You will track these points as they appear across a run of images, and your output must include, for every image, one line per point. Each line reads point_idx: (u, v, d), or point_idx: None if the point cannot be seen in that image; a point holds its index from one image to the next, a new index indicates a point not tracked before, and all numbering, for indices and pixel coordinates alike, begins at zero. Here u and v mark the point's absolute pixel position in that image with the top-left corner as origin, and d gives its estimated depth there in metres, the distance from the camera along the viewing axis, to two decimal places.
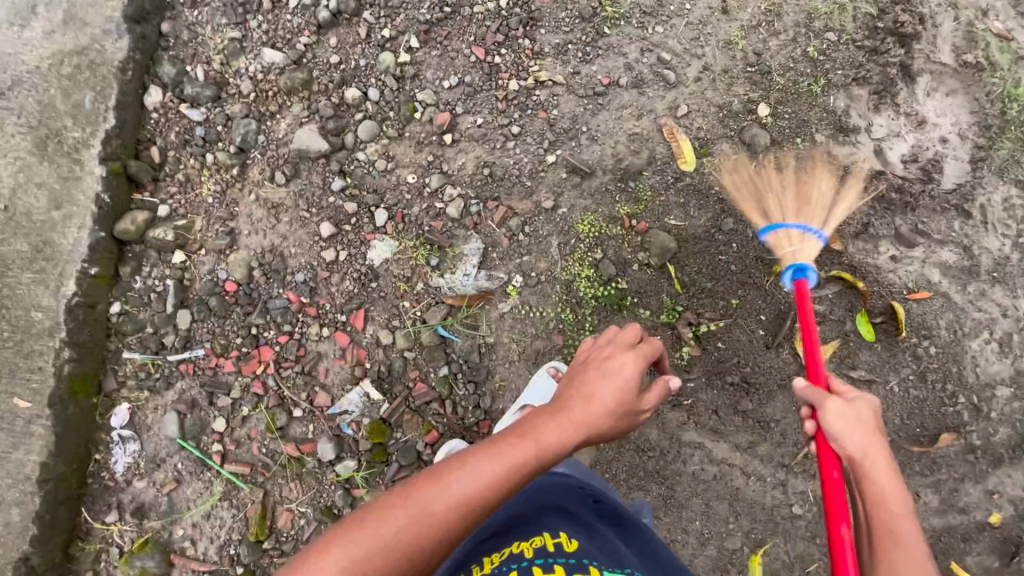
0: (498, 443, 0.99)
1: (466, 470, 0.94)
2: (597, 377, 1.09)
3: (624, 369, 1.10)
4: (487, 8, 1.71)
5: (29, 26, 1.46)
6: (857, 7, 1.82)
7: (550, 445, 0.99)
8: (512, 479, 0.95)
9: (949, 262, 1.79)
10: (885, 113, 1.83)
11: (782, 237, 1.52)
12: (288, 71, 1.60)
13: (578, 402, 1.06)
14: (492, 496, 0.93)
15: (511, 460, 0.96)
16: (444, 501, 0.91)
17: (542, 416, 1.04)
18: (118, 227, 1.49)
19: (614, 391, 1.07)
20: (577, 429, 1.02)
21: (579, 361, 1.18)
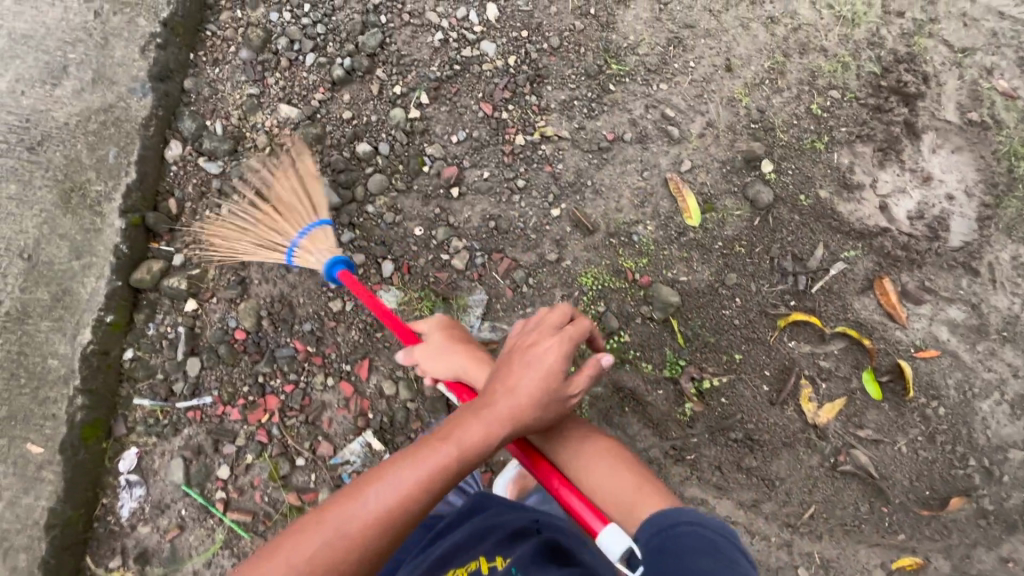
0: (418, 447, 1.01)
1: (384, 480, 0.96)
2: (521, 369, 1.14)
3: (547, 357, 1.15)
4: (496, 65, 1.76)
5: (60, 85, 1.53)
6: (860, 66, 1.85)
7: (471, 442, 1.03)
8: (436, 479, 0.98)
9: (956, 320, 1.78)
10: (891, 169, 1.84)
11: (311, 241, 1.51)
12: (303, 127, 1.66)
13: (502, 395, 1.10)
14: (415, 502, 0.96)
15: (432, 462, 0.99)
16: (364, 514, 0.93)
17: (466, 414, 1.07)
18: (135, 277, 1.54)
19: (537, 379, 1.13)
20: (502, 420, 1.07)
21: (507, 351, 1.23)
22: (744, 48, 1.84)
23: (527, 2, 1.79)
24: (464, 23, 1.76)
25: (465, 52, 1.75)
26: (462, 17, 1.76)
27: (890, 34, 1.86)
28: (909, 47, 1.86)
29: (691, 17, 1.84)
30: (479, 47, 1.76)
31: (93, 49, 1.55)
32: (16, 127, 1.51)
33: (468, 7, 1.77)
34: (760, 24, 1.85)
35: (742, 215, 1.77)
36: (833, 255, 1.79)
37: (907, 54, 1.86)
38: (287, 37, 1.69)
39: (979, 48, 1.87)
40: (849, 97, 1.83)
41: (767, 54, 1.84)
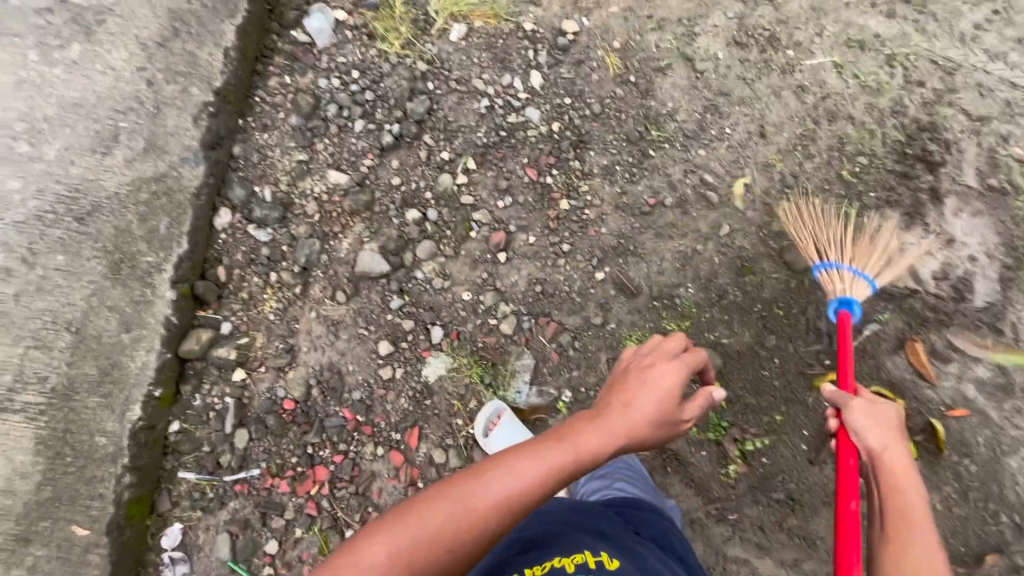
0: (538, 444, 1.01)
1: (506, 466, 0.95)
2: (636, 387, 1.17)
3: (663, 379, 1.18)
4: (540, 131, 1.80)
5: (111, 154, 1.52)
6: (885, 133, 1.93)
7: (590, 445, 1.03)
8: (556, 476, 0.97)
9: (984, 378, 1.84)
10: (916, 232, 1.90)
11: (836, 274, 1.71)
12: (352, 193, 1.66)
13: (618, 407, 1.13)
14: (534, 494, 0.94)
15: (555, 459, 0.98)
16: (485, 496, 0.91)
17: (584, 421, 1.09)
18: (183, 348, 1.52)
19: (654, 401, 1.15)
20: (618, 433, 1.09)
21: (618, 371, 1.27)
22: (777, 115, 1.91)
23: (570, 70, 1.85)
24: (509, 90, 1.81)
25: (512, 119, 1.79)
26: (507, 85, 1.80)
27: (912, 102, 1.96)
28: (930, 115, 1.95)
29: (726, 85, 1.91)
30: (524, 114, 1.80)
31: (145, 118, 1.54)
32: (64, 198, 1.49)
33: (513, 74, 1.82)
34: (791, 92, 1.93)
35: (780, 278, 1.82)
36: (865, 316, 1.85)
37: (928, 122, 1.95)
38: (337, 104, 1.71)
39: (995, 116, 1.97)
40: (876, 162, 1.91)
41: (798, 121, 1.91)
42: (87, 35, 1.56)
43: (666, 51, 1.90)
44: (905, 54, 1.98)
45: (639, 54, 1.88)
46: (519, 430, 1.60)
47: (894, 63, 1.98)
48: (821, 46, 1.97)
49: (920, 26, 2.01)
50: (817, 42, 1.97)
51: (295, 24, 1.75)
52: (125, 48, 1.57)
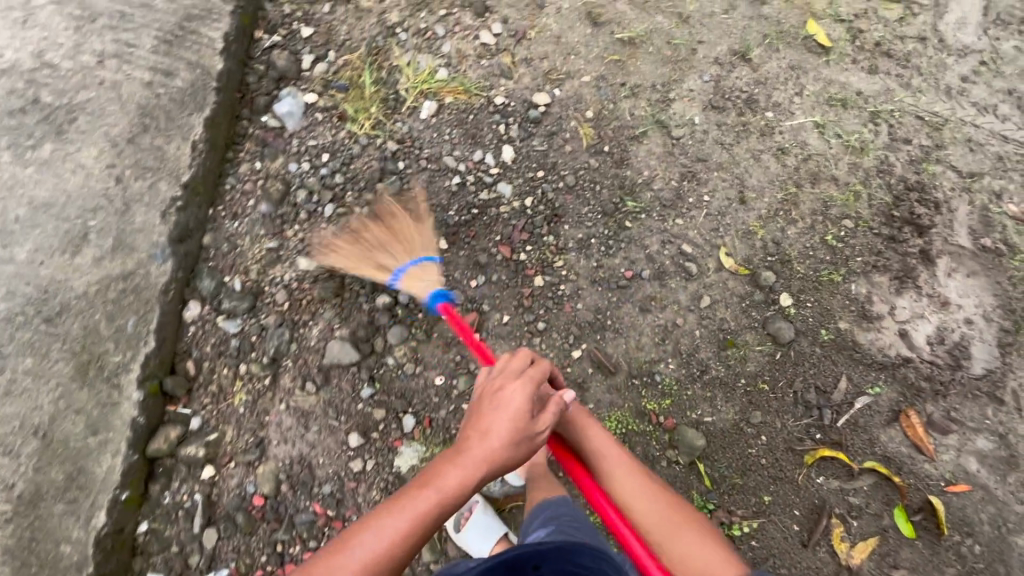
0: (398, 499, 1.03)
1: (371, 529, 1.00)
2: (489, 412, 1.11)
3: (514, 400, 1.12)
4: (513, 207, 1.77)
5: (80, 253, 1.53)
6: (871, 194, 1.87)
7: (451, 486, 1.04)
8: (415, 530, 1.00)
9: (985, 451, 1.76)
10: (908, 295, 1.82)
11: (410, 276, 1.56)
12: (322, 280, 1.65)
13: (474, 438, 1.09)
14: (397, 551, 0.99)
15: (411, 511, 1.01)
16: (346, 569, 0.96)
17: (442, 461, 1.07)
18: (152, 447, 1.51)
19: (509, 422, 1.10)
20: (475, 467, 1.06)
21: (476, 396, 1.20)
22: (757, 179, 1.86)
23: (542, 142, 1.82)
24: (480, 166, 1.79)
25: (483, 196, 1.77)
26: (478, 160, 1.78)
27: (898, 161, 1.90)
28: (918, 174, 1.89)
29: (703, 151, 1.87)
30: (496, 190, 1.78)
31: (113, 215, 1.55)
32: (34, 299, 1.49)
33: (484, 149, 1.80)
34: (771, 154, 1.88)
35: (764, 350, 1.76)
36: (856, 388, 1.77)
37: (916, 181, 1.88)
38: (307, 189, 1.70)
39: (986, 172, 1.90)
40: (862, 227, 1.85)
41: (779, 184, 1.86)
42: (58, 134, 1.58)
43: (640, 119, 1.87)
44: (889, 110, 1.93)
45: (613, 123, 1.86)
46: (491, 523, 1.60)
47: (878, 120, 1.92)
48: (801, 105, 1.93)
49: (905, 80, 1.95)
50: (797, 102, 1.93)
51: (265, 108, 1.75)
52: (95, 145, 1.58)
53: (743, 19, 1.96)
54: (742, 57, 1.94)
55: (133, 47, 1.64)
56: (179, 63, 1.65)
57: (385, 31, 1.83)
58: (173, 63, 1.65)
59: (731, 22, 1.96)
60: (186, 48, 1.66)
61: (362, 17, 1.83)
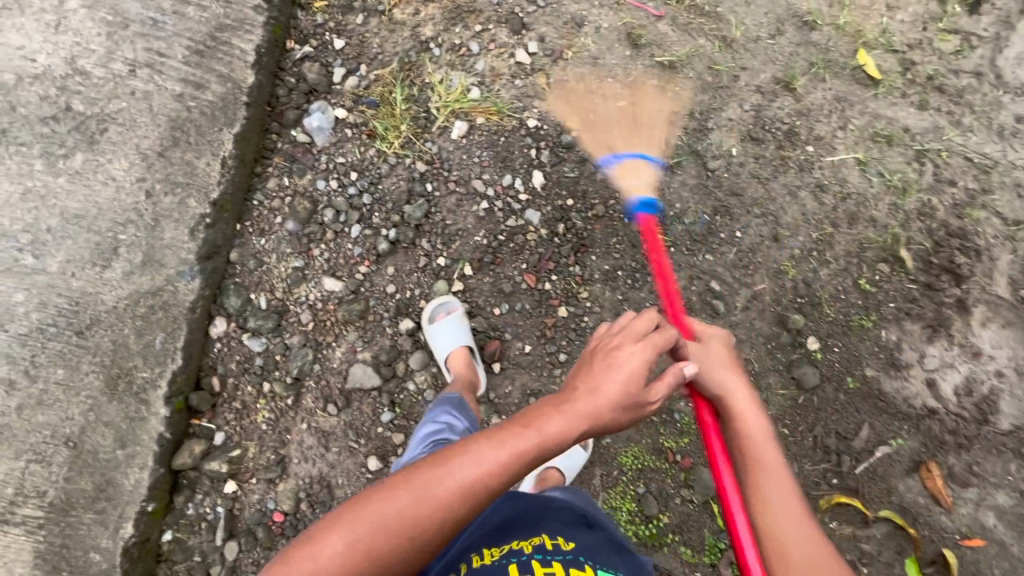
0: (500, 432, 0.99)
1: (470, 455, 0.96)
2: (601, 370, 1.05)
3: (630, 361, 1.05)
4: (540, 235, 1.75)
5: (111, 266, 1.54)
6: (909, 238, 1.81)
7: (552, 434, 0.98)
8: (516, 466, 0.95)
9: (1004, 506, 1.74)
10: (939, 343, 1.78)
11: (626, 169, 1.61)
12: (346, 302, 1.65)
13: (583, 392, 1.03)
14: (496, 481, 0.95)
15: (512, 447, 0.96)
16: (446, 486, 0.94)
17: (546, 406, 1.01)
18: (177, 461, 1.55)
19: (620, 383, 1.04)
20: (580, 419, 1.00)
21: (588, 352, 1.14)
22: (792, 217, 1.81)
23: (574, 168, 1.78)
24: (509, 191, 1.75)
25: (511, 223, 1.74)
26: (507, 185, 1.75)
27: (941, 204, 1.83)
28: (960, 219, 1.83)
29: (738, 185, 1.82)
30: (524, 217, 1.75)
31: (143, 230, 1.55)
32: (66, 311, 1.52)
33: (514, 174, 1.76)
34: (809, 191, 1.83)
35: (787, 394, 1.74)
36: (878, 437, 1.75)
37: (958, 227, 1.82)
38: (334, 209, 1.69)
39: None
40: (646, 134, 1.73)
41: (815, 223, 1.81)
42: (90, 145, 1.58)
43: (676, 148, 1.82)
44: (937, 150, 1.85)
45: (647, 151, 1.81)
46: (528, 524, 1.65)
47: (923, 159, 1.85)
48: (844, 140, 1.86)
49: (955, 118, 1.87)
50: (840, 136, 1.86)
51: (295, 122, 1.73)
52: (126, 157, 1.58)
53: (790, 46, 1.88)
54: (786, 86, 1.87)
55: (165, 57, 1.62)
56: (210, 75, 1.63)
57: (418, 46, 1.78)
58: (205, 74, 1.62)
59: (777, 48, 1.87)
60: (218, 60, 1.64)
61: (395, 30, 1.78)
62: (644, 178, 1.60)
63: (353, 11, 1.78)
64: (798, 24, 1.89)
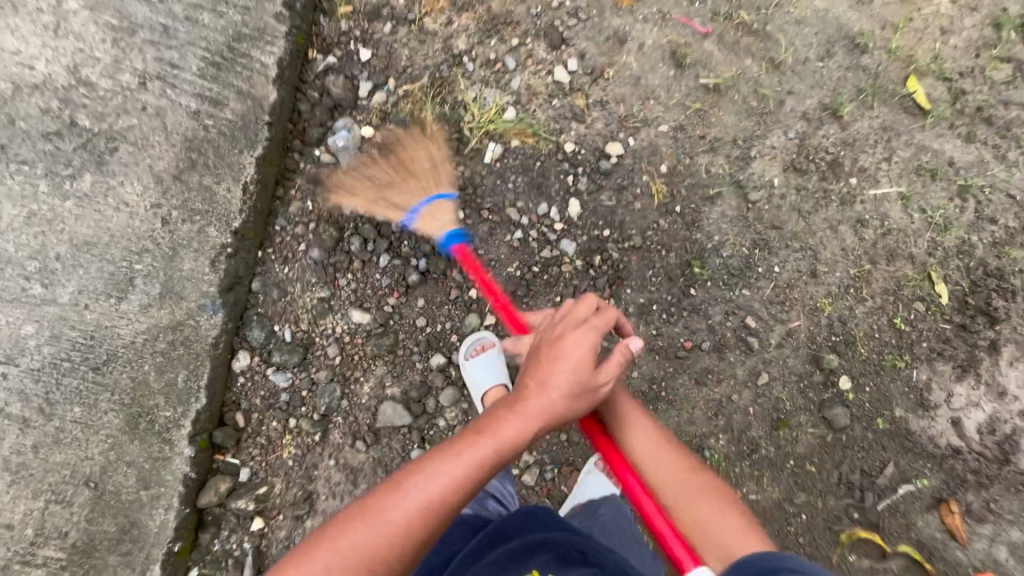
0: (455, 442, 0.97)
1: (427, 473, 0.92)
2: (549, 363, 1.06)
3: (576, 348, 1.07)
4: (575, 266, 1.69)
5: (127, 299, 1.45)
6: (946, 276, 1.79)
7: (510, 434, 0.98)
8: (478, 473, 0.93)
9: (1017, 542, 1.76)
10: (966, 382, 1.78)
11: (434, 212, 1.58)
12: (375, 336, 1.59)
13: (534, 389, 1.04)
14: (459, 493, 0.92)
15: (471, 456, 0.95)
16: (407, 509, 0.89)
17: (499, 411, 1.01)
18: (203, 500, 1.52)
19: (570, 373, 1.05)
20: (535, 416, 1.01)
21: (534, 347, 1.15)
22: (832, 252, 1.77)
23: (611, 197, 1.70)
24: (544, 220, 1.68)
25: (545, 254, 1.68)
26: (542, 214, 1.68)
27: (980, 242, 1.80)
28: (999, 258, 1.79)
29: (779, 218, 1.76)
30: (558, 247, 1.68)
31: (160, 260, 1.47)
32: (80, 346, 1.43)
33: (550, 202, 1.68)
34: (849, 226, 1.78)
35: (816, 433, 1.75)
36: (901, 474, 1.77)
37: (995, 267, 1.79)
38: (361, 237, 1.60)
39: None
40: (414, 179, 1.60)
41: (854, 259, 1.77)
42: (98, 165, 1.45)
43: (717, 177, 1.74)
44: (980, 185, 1.80)
45: (687, 180, 1.73)
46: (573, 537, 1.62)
47: (966, 195, 1.80)
48: (888, 173, 1.80)
49: (1001, 152, 1.81)
50: (884, 168, 1.80)
51: (319, 141, 1.62)
52: (139, 180, 1.46)
53: (839, 70, 1.79)
54: (834, 113, 1.78)
55: (178, 69, 1.48)
56: (229, 90, 1.50)
57: (450, 59, 1.66)
58: (223, 90, 1.50)
59: (826, 72, 1.78)
60: (236, 74, 1.51)
61: (425, 41, 1.66)
62: (449, 219, 1.58)
63: (381, 19, 1.65)
64: (849, 46, 1.79)
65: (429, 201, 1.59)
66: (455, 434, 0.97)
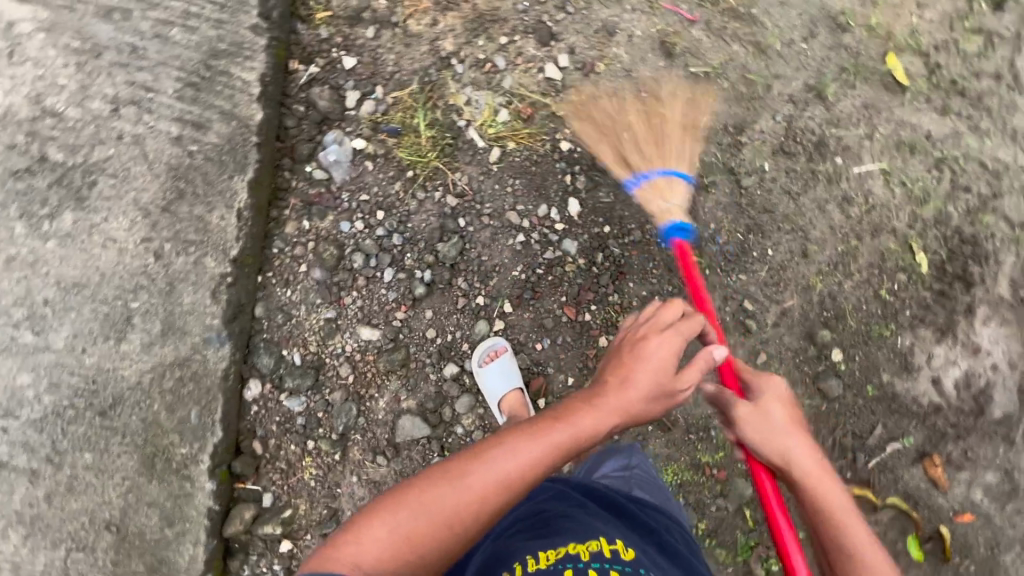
0: (537, 423, 1.01)
1: (508, 445, 0.97)
2: (632, 363, 1.11)
3: (657, 352, 1.11)
4: (577, 265, 1.67)
5: (126, 338, 1.40)
6: (926, 246, 1.88)
7: (589, 425, 1.02)
8: (555, 455, 0.97)
9: (990, 483, 1.88)
10: (945, 344, 1.89)
11: (658, 187, 1.51)
12: (387, 352, 1.58)
13: (615, 386, 1.08)
14: (535, 471, 0.96)
15: (551, 438, 0.98)
16: (487, 476, 0.94)
17: (581, 400, 1.06)
18: (229, 529, 1.49)
19: (652, 375, 1.09)
20: (613, 412, 1.05)
21: (614, 346, 1.19)
22: (820, 231, 1.83)
23: (609, 193, 1.70)
24: (545, 222, 1.66)
25: (548, 255, 1.66)
26: (543, 216, 1.66)
27: (956, 211, 1.88)
28: (973, 226, 1.89)
29: (770, 202, 1.80)
30: (561, 248, 1.67)
31: (158, 296, 1.42)
32: (82, 391, 1.38)
33: (549, 203, 1.67)
34: (836, 204, 1.84)
35: (812, 403, 1.84)
36: (889, 434, 1.88)
37: (970, 234, 1.89)
38: (363, 252, 1.58)
39: None
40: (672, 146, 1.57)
41: (841, 236, 1.84)
42: (78, 201, 1.39)
43: (709, 166, 1.78)
44: (955, 156, 1.87)
45: None
46: None
47: (942, 166, 1.87)
48: (871, 150, 1.85)
49: (974, 123, 1.88)
50: (867, 146, 1.85)
51: (309, 157, 1.58)
52: (125, 215, 1.41)
53: (822, 50, 1.83)
54: (818, 94, 1.82)
55: (152, 92, 1.44)
56: (211, 112, 1.47)
57: (438, 62, 1.64)
58: (203, 112, 1.46)
59: (810, 53, 1.82)
60: (216, 93, 1.47)
61: (411, 44, 1.63)
62: (676, 199, 1.50)
63: (362, 23, 1.63)
64: (831, 25, 1.84)
65: (664, 173, 1.52)
66: (538, 415, 1.02)
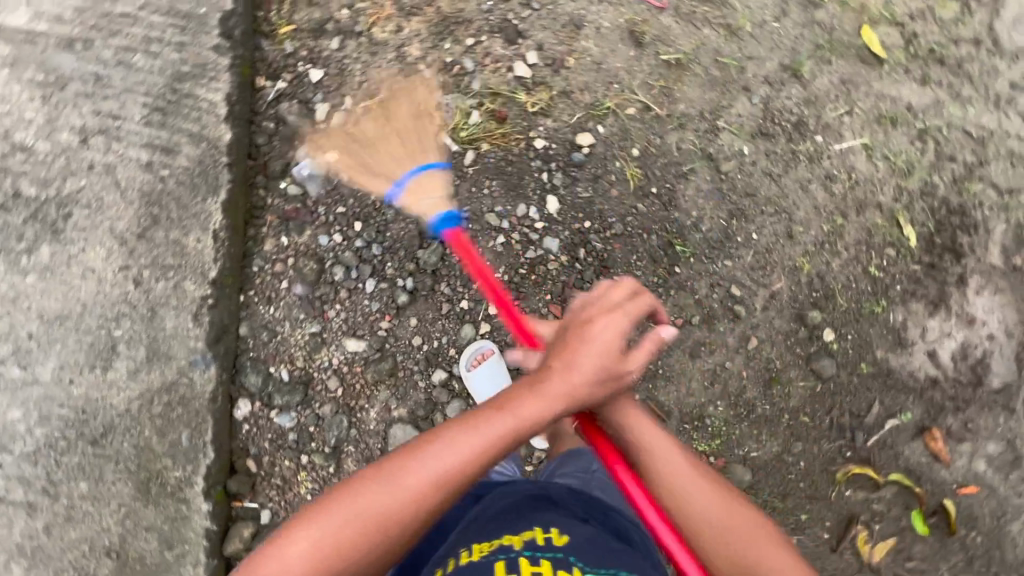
0: (475, 417, 0.98)
1: (442, 442, 0.95)
2: (576, 347, 1.01)
3: (603, 334, 1.01)
4: (561, 262, 1.67)
5: (112, 366, 1.42)
6: (913, 219, 1.85)
7: (528, 416, 0.97)
8: (492, 449, 0.95)
9: (993, 454, 1.86)
10: (939, 316, 1.87)
11: (422, 184, 1.40)
12: (373, 362, 1.58)
13: (557, 370, 1.00)
14: (471, 468, 0.94)
15: (487, 434, 0.95)
16: (419, 475, 0.94)
17: (522, 387, 0.99)
18: (229, 548, 1.49)
19: (597, 359, 1.00)
20: (555, 399, 0.98)
21: (560, 326, 1.09)
22: (805, 212, 1.81)
23: (587, 188, 1.69)
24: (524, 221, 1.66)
25: (530, 254, 1.66)
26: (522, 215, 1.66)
27: (942, 181, 1.85)
28: (960, 195, 1.86)
29: (751, 185, 1.78)
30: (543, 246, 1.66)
31: (140, 322, 1.43)
32: (73, 421, 1.40)
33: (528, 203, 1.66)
34: (819, 183, 1.82)
35: (807, 384, 1.83)
36: (887, 411, 1.86)
37: (958, 203, 1.86)
38: (343, 265, 1.58)
39: None
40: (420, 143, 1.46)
41: (826, 215, 1.82)
42: (54, 234, 1.41)
43: (688, 153, 1.75)
44: (938, 126, 1.85)
45: (661, 159, 1.74)
46: None
47: (925, 137, 1.85)
48: (851, 125, 1.83)
49: (955, 91, 1.85)
50: (847, 122, 1.83)
51: (282, 173, 1.57)
52: (102, 244, 1.43)
53: (795, 28, 1.80)
54: (793, 73, 1.80)
55: (119, 119, 1.45)
56: (179, 135, 1.48)
57: (405, 69, 1.63)
58: (172, 136, 1.47)
59: (783, 32, 1.80)
60: (183, 117, 1.48)
61: (377, 52, 1.62)
62: (434, 194, 1.39)
63: (326, 35, 1.62)
64: (802, 3, 1.81)
65: (413, 174, 1.40)
66: (477, 408, 0.98)
